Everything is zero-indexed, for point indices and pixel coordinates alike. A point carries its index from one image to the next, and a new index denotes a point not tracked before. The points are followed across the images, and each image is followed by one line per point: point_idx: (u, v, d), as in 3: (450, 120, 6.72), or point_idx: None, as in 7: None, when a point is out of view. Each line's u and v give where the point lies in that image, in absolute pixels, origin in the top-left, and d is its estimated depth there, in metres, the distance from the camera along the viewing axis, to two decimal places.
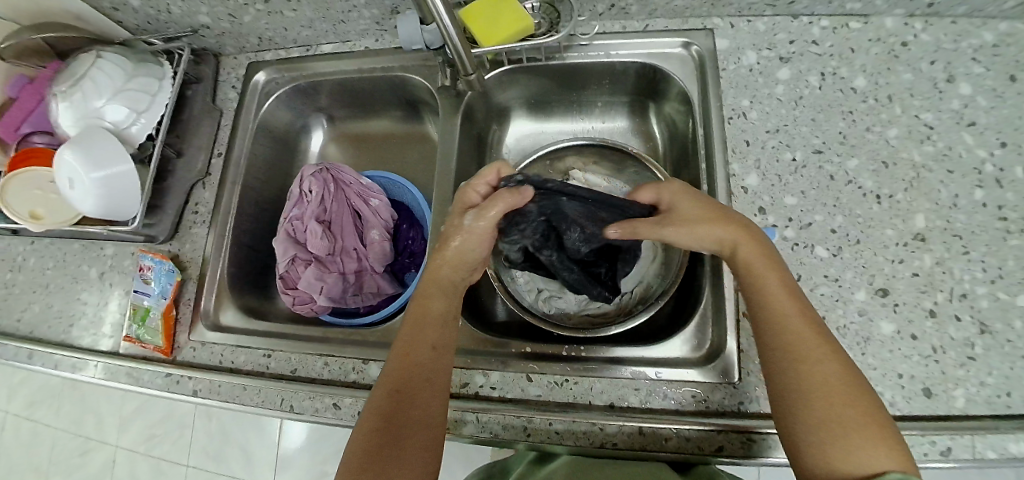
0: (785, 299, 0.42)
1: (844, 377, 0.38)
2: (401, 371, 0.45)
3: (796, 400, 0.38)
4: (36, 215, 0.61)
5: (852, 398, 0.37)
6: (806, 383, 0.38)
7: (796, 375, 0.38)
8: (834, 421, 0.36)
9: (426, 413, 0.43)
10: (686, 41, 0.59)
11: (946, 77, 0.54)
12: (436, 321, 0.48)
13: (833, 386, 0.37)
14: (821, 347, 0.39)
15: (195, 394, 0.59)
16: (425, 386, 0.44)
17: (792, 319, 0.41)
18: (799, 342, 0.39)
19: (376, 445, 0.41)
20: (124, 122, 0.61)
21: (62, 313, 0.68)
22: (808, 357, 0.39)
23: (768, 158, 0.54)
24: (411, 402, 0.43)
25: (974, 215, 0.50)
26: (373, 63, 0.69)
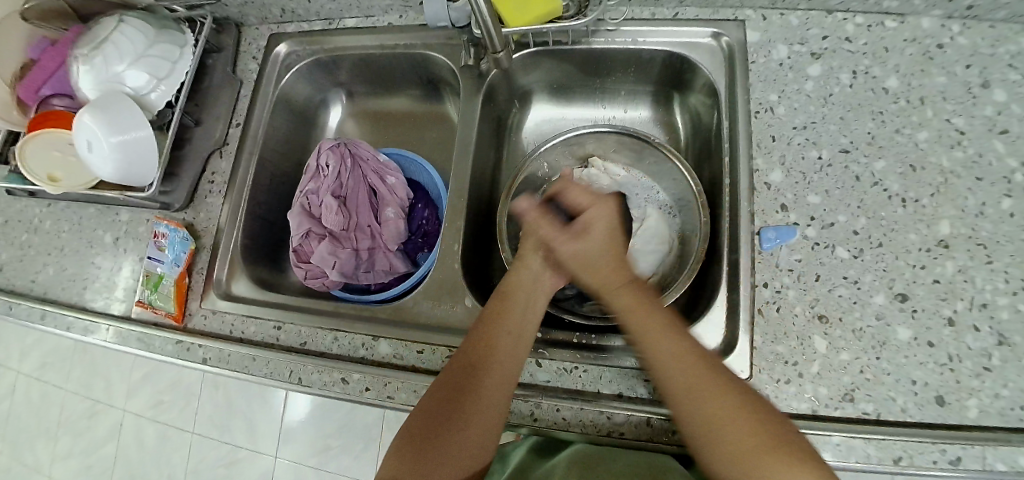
0: (663, 336, 0.42)
1: (732, 413, 0.37)
2: (473, 354, 0.45)
3: (693, 433, 0.38)
4: (54, 177, 0.61)
5: (740, 423, 0.36)
6: (695, 412, 0.38)
7: (682, 409, 0.39)
8: (734, 451, 0.35)
9: (491, 399, 0.43)
10: (716, 32, 0.58)
11: (981, 82, 0.52)
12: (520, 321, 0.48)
13: (720, 416, 0.37)
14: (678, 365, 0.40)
15: (204, 361, 0.60)
16: (493, 372, 0.44)
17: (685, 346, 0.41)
18: (671, 378, 0.40)
19: (434, 423, 0.42)
20: (144, 88, 0.60)
21: (75, 276, 0.68)
22: (699, 392, 0.38)
23: (793, 155, 0.53)
24: (474, 385, 0.43)
25: (1001, 224, 0.49)
26: (395, 40, 0.69)
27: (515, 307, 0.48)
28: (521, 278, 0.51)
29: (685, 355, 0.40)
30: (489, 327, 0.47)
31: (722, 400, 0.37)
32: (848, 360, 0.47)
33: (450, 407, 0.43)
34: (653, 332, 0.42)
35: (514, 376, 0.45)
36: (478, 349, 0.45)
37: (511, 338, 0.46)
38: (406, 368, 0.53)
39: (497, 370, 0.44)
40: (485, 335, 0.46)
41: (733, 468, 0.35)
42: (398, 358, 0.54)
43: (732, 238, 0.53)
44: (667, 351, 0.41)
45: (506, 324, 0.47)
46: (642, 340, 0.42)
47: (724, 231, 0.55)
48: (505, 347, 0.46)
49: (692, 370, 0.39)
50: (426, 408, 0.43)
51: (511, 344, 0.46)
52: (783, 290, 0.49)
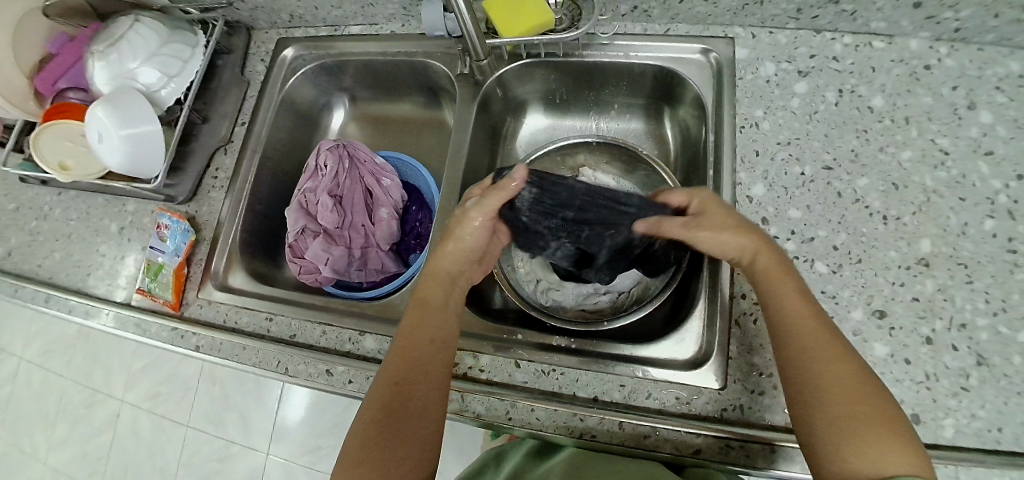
0: (794, 300, 0.42)
1: (857, 390, 0.37)
2: (400, 364, 0.46)
3: (803, 395, 0.38)
4: (65, 166, 0.63)
5: (865, 404, 0.36)
6: (807, 370, 0.39)
7: (799, 371, 0.39)
8: (841, 422, 0.36)
9: (428, 403, 0.44)
10: (705, 48, 0.60)
11: (967, 104, 0.53)
12: (439, 314, 0.49)
13: (835, 385, 0.37)
14: (830, 342, 0.39)
15: (196, 349, 0.61)
16: (422, 377, 0.45)
17: (807, 325, 0.40)
18: (803, 342, 0.40)
19: (375, 440, 0.42)
20: (156, 85, 0.63)
21: (80, 263, 0.71)
22: (816, 362, 0.38)
23: (777, 170, 0.54)
24: (402, 396, 0.44)
25: (982, 244, 0.49)
26: (397, 47, 0.71)
27: (433, 311, 0.49)
28: (432, 281, 0.51)
29: (820, 331, 0.40)
30: (407, 335, 0.47)
31: (849, 374, 0.38)
32: None
33: (388, 420, 0.43)
34: (788, 297, 0.42)
35: (445, 374, 0.47)
36: (403, 357, 0.46)
37: (431, 343, 0.47)
38: None
39: (423, 366, 0.46)
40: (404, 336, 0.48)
41: (829, 427, 0.36)
42: (382, 353, 0.55)
43: None
44: (807, 322, 0.40)
45: (424, 329, 0.48)
46: (783, 299, 0.42)
47: None
48: (423, 342, 0.47)
49: (827, 337, 0.40)
50: (357, 435, 0.43)
51: (432, 348, 0.47)
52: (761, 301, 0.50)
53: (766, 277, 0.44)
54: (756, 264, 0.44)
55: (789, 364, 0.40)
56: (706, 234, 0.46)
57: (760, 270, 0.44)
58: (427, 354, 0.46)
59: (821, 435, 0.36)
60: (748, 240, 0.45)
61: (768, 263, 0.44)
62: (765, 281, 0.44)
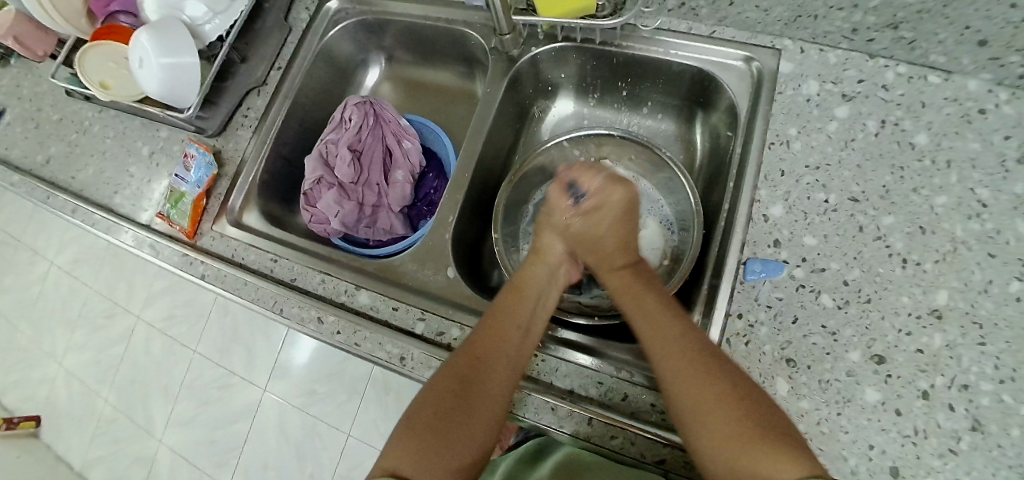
0: (666, 323, 0.45)
1: (726, 398, 0.39)
2: (479, 348, 0.47)
3: (681, 414, 0.41)
4: (105, 84, 0.66)
5: (736, 407, 0.38)
6: (680, 394, 0.41)
7: (674, 395, 0.41)
8: (720, 440, 0.38)
9: (496, 393, 0.45)
10: (749, 56, 0.57)
11: (1018, 156, 0.49)
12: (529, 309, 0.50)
13: (704, 398, 0.39)
14: (697, 363, 0.41)
15: (202, 277, 0.64)
16: (499, 364, 0.46)
17: (680, 346, 0.43)
18: (675, 361, 0.42)
19: (439, 415, 0.43)
20: (201, 19, 0.65)
21: (111, 180, 0.74)
22: (694, 384, 0.40)
23: (799, 194, 0.51)
24: (478, 378, 0.45)
25: (1004, 306, 0.46)
26: (438, 13, 0.71)
27: (524, 306, 0.50)
28: (532, 280, 0.52)
29: (688, 346, 0.42)
30: (496, 322, 0.48)
31: (721, 383, 0.40)
32: (807, 409, 0.46)
33: (458, 399, 0.44)
34: (653, 323, 0.46)
35: (521, 369, 0.47)
36: (489, 342, 0.47)
37: (514, 333, 0.48)
38: (377, 321, 0.56)
39: (502, 352, 0.46)
40: (490, 325, 0.48)
41: (713, 442, 0.38)
42: (374, 310, 0.57)
43: (718, 265, 0.53)
44: (677, 346, 0.43)
45: (510, 319, 0.49)
46: (654, 325, 0.45)
47: (713, 256, 0.55)
48: (512, 335, 0.48)
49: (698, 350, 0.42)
50: (426, 405, 0.44)
51: (516, 340, 0.47)
52: (756, 325, 0.49)
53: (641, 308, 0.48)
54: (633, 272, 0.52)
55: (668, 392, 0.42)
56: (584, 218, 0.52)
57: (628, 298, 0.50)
58: (512, 347, 0.47)
59: (708, 448, 0.38)
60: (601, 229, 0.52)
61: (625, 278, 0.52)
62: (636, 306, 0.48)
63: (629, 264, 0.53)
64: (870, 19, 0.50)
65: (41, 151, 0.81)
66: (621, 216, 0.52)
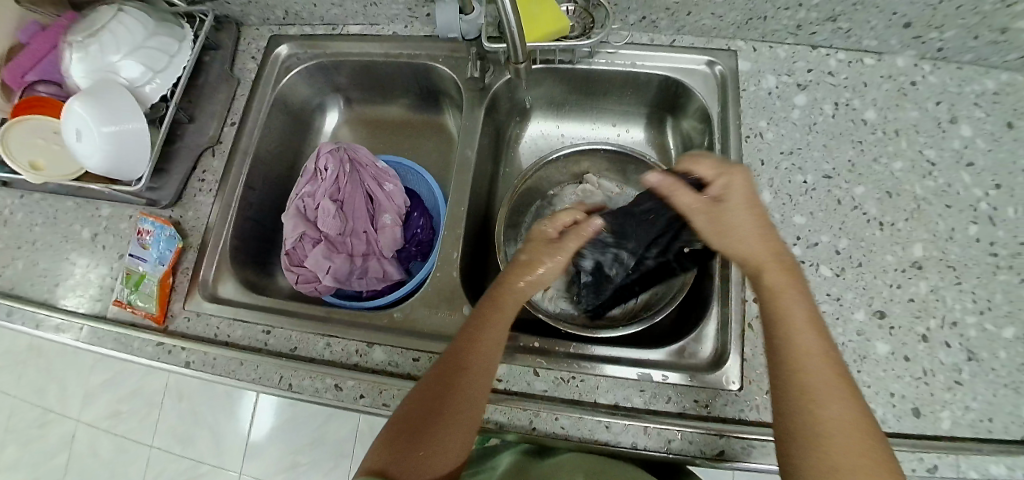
0: (807, 333, 0.40)
1: (851, 427, 0.36)
2: (456, 354, 0.44)
3: (799, 425, 0.37)
4: (37, 165, 0.58)
5: (850, 433, 0.36)
6: (800, 396, 0.38)
7: (801, 403, 0.37)
8: (834, 460, 0.35)
9: (460, 418, 0.42)
10: (711, 60, 0.63)
11: (949, 118, 0.57)
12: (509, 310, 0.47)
13: (834, 410, 0.36)
14: (835, 387, 0.37)
15: (187, 365, 0.56)
16: (473, 377, 0.43)
17: (817, 371, 0.38)
18: (811, 378, 0.38)
19: (415, 424, 0.41)
20: (139, 80, 0.59)
21: (47, 272, 0.64)
22: (815, 390, 0.37)
23: (781, 178, 0.56)
24: (456, 387, 0.42)
25: (967, 248, 0.53)
26: (400, 48, 0.70)
27: (503, 312, 0.47)
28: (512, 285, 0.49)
29: (829, 369, 0.38)
30: (474, 330, 0.45)
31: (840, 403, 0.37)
32: None
33: (428, 418, 0.41)
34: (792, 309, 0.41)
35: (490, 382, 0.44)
36: (463, 350, 0.44)
37: (487, 346, 0.45)
38: (401, 376, 0.52)
39: (484, 364, 0.44)
40: (470, 331, 0.46)
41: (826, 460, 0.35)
42: (394, 366, 0.53)
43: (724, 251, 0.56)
44: (819, 368, 0.38)
45: (488, 331, 0.45)
46: (783, 311, 0.41)
47: None
48: (490, 347, 0.45)
49: (830, 356, 0.39)
50: (407, 413, 0.43)
51: (489, 350, 0.45)
52: None
53: (774, 291, 0.42)
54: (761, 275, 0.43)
55: (779, 379, 0.40)
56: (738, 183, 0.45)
57: (765, 278, 0.43)
58: (487, 359, 0.44)
59: (808, 464, 0.35)
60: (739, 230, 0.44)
61: (772, 277, 0.43)
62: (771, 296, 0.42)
63: (783, 262, 0.43)
64: (813, 15, 0.57)
65: None
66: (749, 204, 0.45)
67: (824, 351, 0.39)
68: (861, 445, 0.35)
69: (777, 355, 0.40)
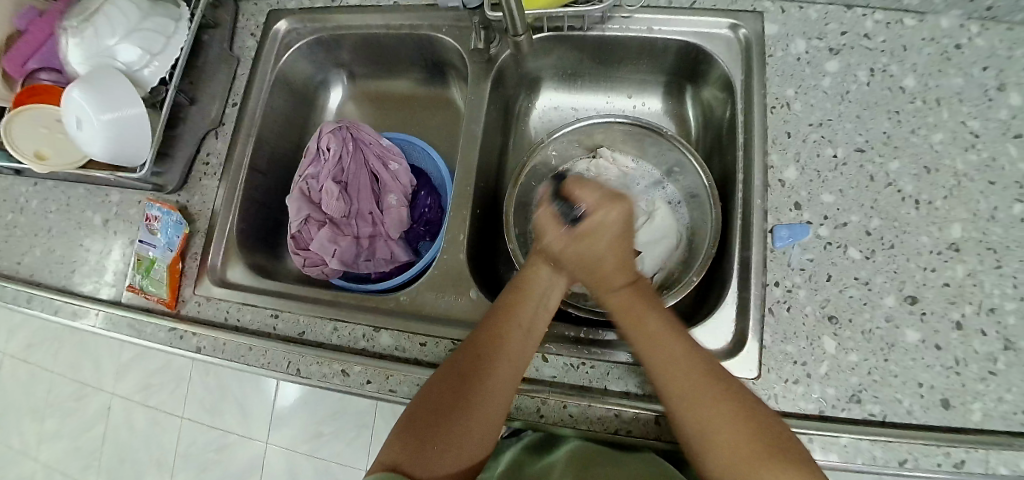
0: (669, 341, 0.42)
1: (732, 422, 0.37)
2: (487, 343, 0.43)
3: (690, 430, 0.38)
4: (42, 154, 0.58)
5: (740, 433, 0.36)
6: (682, 410, 0.39)
7: (677, 409, 0.39)
8: (726, 454, 0.36)
9: (487, 409, 0.41)
10: (734, 23, 0.58)
11: (999, 85, 0.52)
12: (539, 300, 0.46)
13: (714, 412, 0.38)
14: (707, 386, 0.39)
15: (199, 350, 0.57)
16: (502, 366, 0.42)
17: (678, 376, 0.40)
18: (675, 383, 0.40)
19: (438, 411, 0.41)
20: (137, 63, 0.57)
21: (63, 259, 0.66)
22: (697, 399, 0.39)
23: (808, 153, 0.52)
24: (484, 376, 0.42)
25: (1011, 229, 0.48)
26: (401, 20, 0.67)
27: (534, 300, 0.46)
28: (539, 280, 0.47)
29: (699, 369, 0.40)
30: (504, 319, 0.45)
31: (722, 395, 0.38)
32: (856, 361, 0.46)
33: (451, 406, 0.41)
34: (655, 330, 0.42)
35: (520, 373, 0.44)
36: (491, 338, 0.44)
37: (520, 333, 0.44)
38: (407, 362, 0.52)
39: (515, 355, 0.43)
40: (499, 320, 0.45)
41: (721, 459, 0.36)
42: (401, 351, 0.53)
43: (744, 232, 0.53)
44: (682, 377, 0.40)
45: (517, 319, 0.45)
46: (637, 326, 0.43)
47: (736, 227, 0.55)
48: (520, 338, 0.44)
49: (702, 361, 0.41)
50: (430, 398, 0.42)
51: (517, 342, 0.44)
52: (793, 289, 0.49)
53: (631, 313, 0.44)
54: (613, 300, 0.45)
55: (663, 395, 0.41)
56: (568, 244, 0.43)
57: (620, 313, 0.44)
58: (518, 349, 0.44)
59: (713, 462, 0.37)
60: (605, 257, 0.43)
61: (623, 295, 0.44)
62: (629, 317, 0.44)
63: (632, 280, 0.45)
64: None
65: None
66: (615, 239, 0.43)
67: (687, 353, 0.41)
68: (753, 437, 0.36)
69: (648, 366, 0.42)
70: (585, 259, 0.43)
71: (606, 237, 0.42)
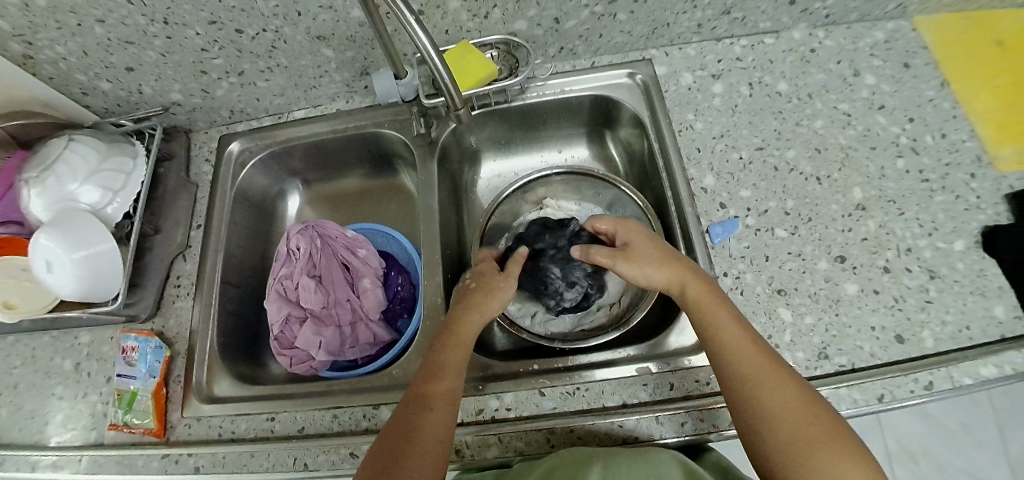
0: (738, 333, 0.45)
1: (795, 404, 0.41)
2: (424, 385, 0.47)
3: (768, 414, 0.41)
4: (9, 304, 0.59)
5: (800, 417, 0.40)
6: (750, 396, 0.42)
7: (743, 388, 0.43)
8: (790, 431, 0.40)
9: (431, 442, 0.43)
10: (631, 72, 0.68)
11: (853, 72, 0.63)
12: (467, 342, 0.52)
13: (777, 393, 0.42)
14: (776, 374, 0.43)
15: (197, 470, 0.55)
16: (437, 405, 0.46)
17: (756, 365, 0.43)
18: (756, 379, 0.43)
19: (387, 455, 0.42)
20: (101, 203, 0.61)
21: (32, 414, 0.63)
22: (761, 387, 0.42)
23: (719, 160, 0.61)
24: (425, 415, 0.45)
25: (901, 181, 0.57)
26: (346, 123, 0.74)
27: (462, 343, 0.51)
28: (467, 319, 0.53)
29: (762, 357, 0.44)
30: (435, 363, 0.49)
31: (786, 390, 0.42)
32: (813, 322, 0.51)
33: (398, 445, 0.43)
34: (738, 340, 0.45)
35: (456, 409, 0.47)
36: (427, 381, 0.48)
37: (449, 372, 0.48)
38: None
39: (448, 392, 0.47)
40: (432, 365, 0.49)
41: (784, 430, 0.40)
42: None
43: (682, 238, 0.59)
44: (751, 358, 0.44)
45: (446, 361, 0.49)
46: (717, 330, 0.46)
47: (675, 233, 0.61)
48: (452, 377, 0.48)
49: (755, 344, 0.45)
50: (380, 446, 0.44)
51: (449, 380, 0.48)
52: (741, 275, 0.55)
53: (700, 311, 0.48)
54: (686, 294, 0.49)
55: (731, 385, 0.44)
56: (630, 265, 0.54)
57: (692, 304, 0.49)
58: (450, 387, 0.47)
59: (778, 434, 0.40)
60: (677, 273, 0.50)
61: (696, 290, 0.49)
62: (699, 312, 0.48)
63: (700, 275, 0.50)
64: (708, 13, 0.63)
65: None
66: (666, 257, 0.52)
67: (753, 343, 0.45)
68: (815, 420, 0.40)
69: (725, 360, 0.45)
70: (642, 256, 0.54)
71: (647, 248, 0.54)
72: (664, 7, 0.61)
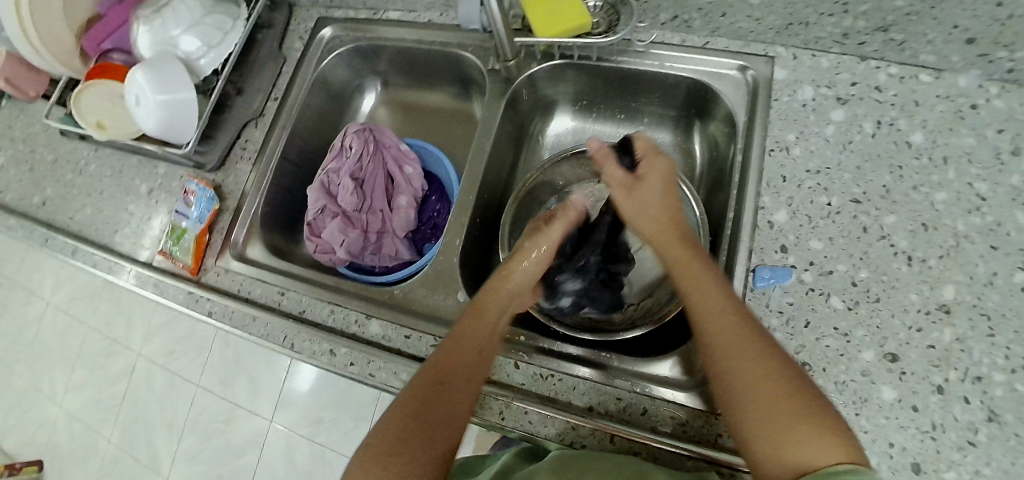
0: (708, 284, 0.43)
1: (762, 365, 0.37)
2: (442, 364, 0.44)
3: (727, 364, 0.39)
4: (102, 124, 0.67)
5: (771, 383, 0.36)
6: (721, 347, 0.40)
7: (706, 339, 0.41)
8: (761, 393, 0.36)
9: (449, 419, 0.42)
10: (743, 65, 0.60)
11: (1011, 149, 0.50)
12: (496, 313, 0.49)
13: (748, 351, 0.38)
14: (742, 330, 0.40)
15: (210, 315, 0.63)
16: (462, 381, 0.43)
17: (724, 320, 0.41)
18: (717, 328, 0.40)
19: (398, 440, 0.40)
20: (195, 54, 0.65)
21: (109, 219, 0.74)
22: (725, 342, 0.39)
23: (802, 199, 0.53)
24: (436, 399, 0.42)
25: (1010, 297, 0.46)
26: (431, 37, 0.72)
27: (489, 319, 0.48)
28: (495, 295, 0.50)
29: (730, 311, 0.41)
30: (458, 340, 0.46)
31: (764, 356, 0.38)
32: None
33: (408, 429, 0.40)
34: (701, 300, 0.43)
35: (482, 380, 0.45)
36: (450, 358, 0.45)
37: (478, 349, 0.46)
38: (390, 351, 0.55)
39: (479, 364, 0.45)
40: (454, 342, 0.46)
41: (741, 382, 0.37)
42: (385, 340, 0.56)
43: (727, 271, 0.54)
44: (710, 300, 0.42)
45: (478, 337, 0.46)
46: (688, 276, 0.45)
47: (720, 264, 0.56)
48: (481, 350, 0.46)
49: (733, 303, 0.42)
50: (381, 436, 0.41)
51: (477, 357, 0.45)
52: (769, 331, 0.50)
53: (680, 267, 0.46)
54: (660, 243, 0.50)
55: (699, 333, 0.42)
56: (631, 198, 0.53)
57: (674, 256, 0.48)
58: (479, 361, 0.45)
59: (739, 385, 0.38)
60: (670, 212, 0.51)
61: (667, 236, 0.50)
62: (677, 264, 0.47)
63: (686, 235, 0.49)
64: (861, 23, 0.52)
65: (37, 193, 0.81)
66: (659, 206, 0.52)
67: (727, 299, 0.42)
68: (787, 391, 0.36)
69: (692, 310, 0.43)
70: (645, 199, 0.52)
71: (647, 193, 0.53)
72: (805, 2, 0.52)
